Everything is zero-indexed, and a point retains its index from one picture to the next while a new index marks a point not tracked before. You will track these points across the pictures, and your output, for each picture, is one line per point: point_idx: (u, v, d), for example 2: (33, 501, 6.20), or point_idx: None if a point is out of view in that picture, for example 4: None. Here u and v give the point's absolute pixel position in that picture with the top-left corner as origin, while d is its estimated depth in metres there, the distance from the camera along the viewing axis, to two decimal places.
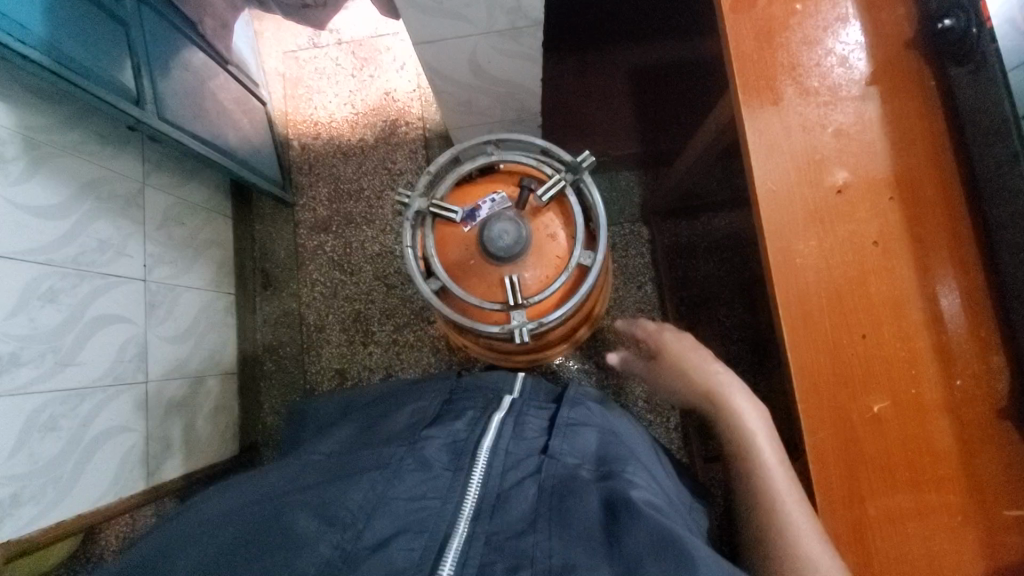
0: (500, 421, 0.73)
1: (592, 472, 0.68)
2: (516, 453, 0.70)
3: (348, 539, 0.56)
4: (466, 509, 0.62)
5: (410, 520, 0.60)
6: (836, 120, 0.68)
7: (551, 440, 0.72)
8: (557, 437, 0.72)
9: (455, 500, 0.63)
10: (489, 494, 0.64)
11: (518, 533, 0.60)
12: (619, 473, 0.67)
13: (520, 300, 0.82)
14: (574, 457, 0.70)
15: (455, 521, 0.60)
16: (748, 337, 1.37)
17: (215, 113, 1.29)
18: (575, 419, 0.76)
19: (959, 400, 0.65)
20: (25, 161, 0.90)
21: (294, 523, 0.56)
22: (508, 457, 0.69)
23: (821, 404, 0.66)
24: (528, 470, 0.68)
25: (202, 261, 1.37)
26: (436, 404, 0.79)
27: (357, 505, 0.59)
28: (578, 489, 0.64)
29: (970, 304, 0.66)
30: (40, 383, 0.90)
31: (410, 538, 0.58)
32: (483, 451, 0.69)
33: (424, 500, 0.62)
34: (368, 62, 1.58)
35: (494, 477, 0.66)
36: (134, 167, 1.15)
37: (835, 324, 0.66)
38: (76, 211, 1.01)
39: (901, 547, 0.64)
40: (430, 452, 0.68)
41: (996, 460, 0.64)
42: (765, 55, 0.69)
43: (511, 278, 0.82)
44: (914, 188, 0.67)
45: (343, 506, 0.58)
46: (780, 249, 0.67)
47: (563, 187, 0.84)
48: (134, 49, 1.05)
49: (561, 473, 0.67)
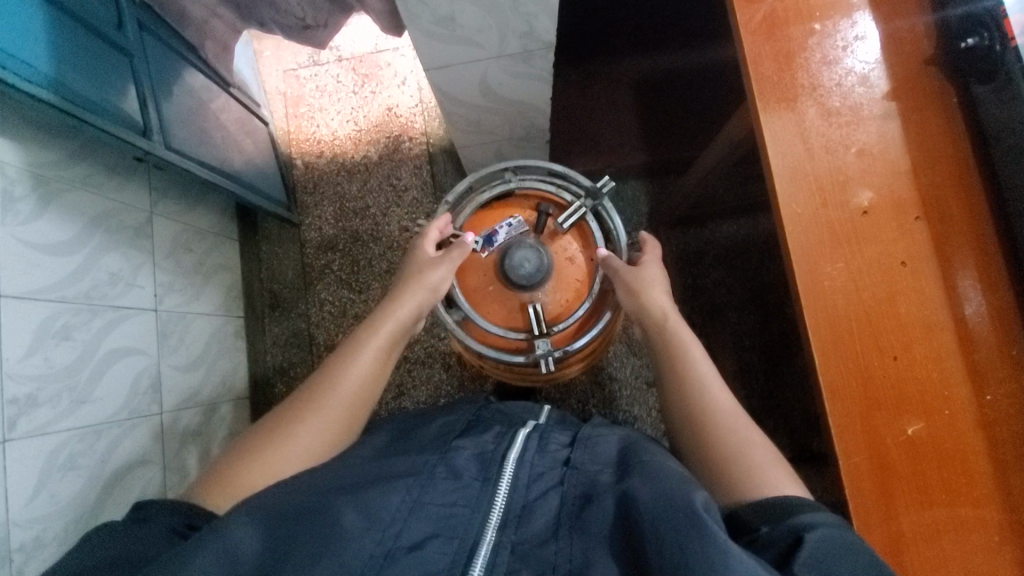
0: (525, 436, 0.71)
1: (613, 475, 0.63)
2: (540, 466, 0.66)
3: (384, 539, 0.56)
4: (494, 518, 0.60)
5: (443, 524, 0.59)
6: (859, 140, 0.68)
7: (574, 451, 0.68)
8: (579, 448, 0.68)
9: (485, 509, 0.61)
10: (515, 504, 0.62)
11: (543, 541, 0.58)
12: (645, 466, 0.61)
13: (544, 330, 0.83)
14: (596, 464, 0.66)
15: (480, 529, 0.59)
16: (759, 343, 1.36)
17: (220, 137, 1.28)
18: (596, 433, 0.72)
19: (993, 419, 0.65)
20: (35, 199, 0.89)
21: (341, 518, 0.55)
22: (533, 469, 0.66)
23: (853, 427, 0.65)
24: (552, 479, 0.65)
25: (211, 286, 1.36)
26: (464, 418, 0.81)
27: (394, 507, 0.59)
28: (595, 496, 0.61)
29: (1000, 323, 0.65)
30: (57, 423, 0.89)
31: (443, 542, 0.58)
32: (509, 463, 0.66)
33: (454, 507, 0.61)
34: (369, 79, 1.57)
35: (520, 490, 0.63)
36: (141, 197, 1.14)
37: (865, 346, 0.66)
38: (86, 246, 1.00)
39: (940, 569, 0.63)
40: (460, 460, 0.67)
41: None
42: (785, 76, 0.68)
43: (534, 307, 0.83)
44: (939, 207, 0.67)
45: (382, 506, 0.58)
46: (808, 271, 0.67)
47: (583, 214, 0.85)
48: (139, 78, 1.04)
49: (582, 483, 0.63)
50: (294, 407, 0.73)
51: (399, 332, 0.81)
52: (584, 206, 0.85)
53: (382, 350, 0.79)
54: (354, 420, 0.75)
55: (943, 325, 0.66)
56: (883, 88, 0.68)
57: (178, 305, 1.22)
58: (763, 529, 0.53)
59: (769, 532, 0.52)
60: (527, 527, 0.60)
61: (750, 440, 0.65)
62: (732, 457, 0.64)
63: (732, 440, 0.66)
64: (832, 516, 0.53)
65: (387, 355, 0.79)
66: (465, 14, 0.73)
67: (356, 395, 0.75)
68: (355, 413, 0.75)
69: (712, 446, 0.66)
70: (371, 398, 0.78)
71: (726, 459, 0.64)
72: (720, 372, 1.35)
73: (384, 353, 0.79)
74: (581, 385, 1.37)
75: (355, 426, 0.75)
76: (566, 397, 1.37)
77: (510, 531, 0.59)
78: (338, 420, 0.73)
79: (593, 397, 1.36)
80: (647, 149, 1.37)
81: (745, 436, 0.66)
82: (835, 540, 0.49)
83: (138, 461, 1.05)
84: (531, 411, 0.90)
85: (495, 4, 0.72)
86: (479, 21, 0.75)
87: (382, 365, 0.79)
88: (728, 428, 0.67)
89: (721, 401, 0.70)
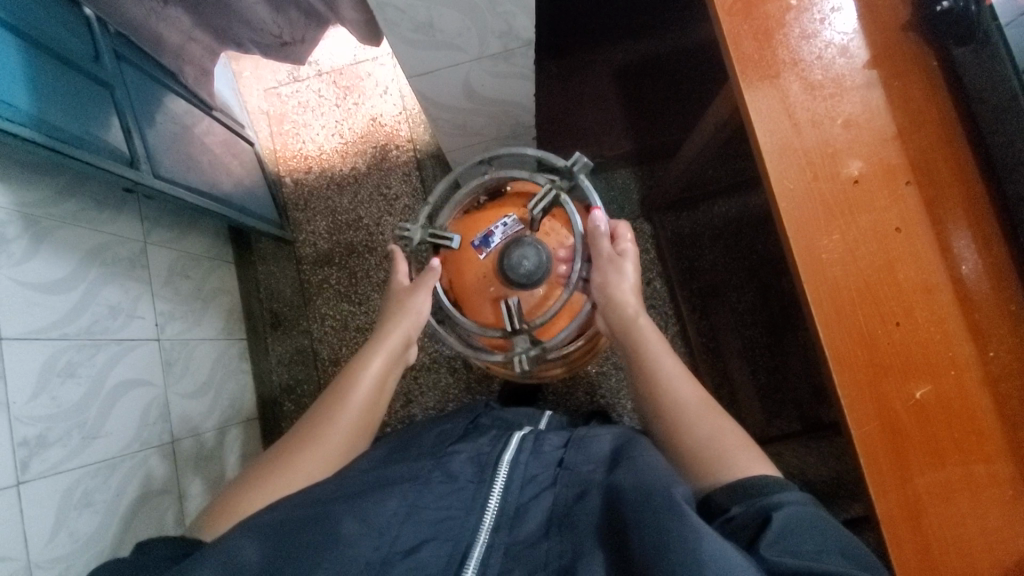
0: (520, 438, 0.72)
1: (606, 471, 0.63)
2: (535, 468, 0.66)
3: (381, 545, 0.57)
4: (486, 521, 0.61)
5: (437, 528, 0.60)
6: (844, 111, 0.68)
7: (566, 453, 0.68)
8: (571, 449, 0.68)
9: (479, 511, 0.62)
10: (508, 507, 0.62)
11: (535, 541, 0.59)
12: (633, 462, 0.61)
13: (519, 326, 0.84)
14: (590, 464, 0.65)
15: (473, 532, 0.60)
16: (762, 320, 1.37)
17: (207, 161, 1.28)
18: (590, 433, 0.72)
19: (998, 375, 0.65)
20: (27, 239, 0.89)
21: (339, 526, 0.56)
22: (527, 470, 0.66)
23: (864, 397, 0.66)
24: (545, 481, 0.65)
25: (211, 310, 1.36)
26: (461, 425, 0.83)
27: (390, 512, 0.59)
28: (585, 492, 0.61)
29: (996, 280, 0.66)
30: (70, 461, 0.89)
31: (437, 546, 0.59)
32: (503, 465, 0.66)
33: (449, 509, 0.62)
34: (351, 90, 1.57)
35: (513, 491, 0.64)
36: (133, 228, 1.14)
37: (867, 315, 0.66)
38: (83, 282, 0.99)
39: (959, 527, 0.64)
40: (455, 465, 0.67)
41: None
42: (766, 54, 0.69)
43: (507, 303, 0.83)
44: (930, 170, 0.67)
45: (379, 514, 0.59)
46: (805, 246, 0.67)
47: (556, 197, 0.85)
48: (121, 109, 1.04)
49: (577, 482, 0.63)
50: (294, 435, 0.74)
51: (390, 355, 0.83)
52: (558, 190, 0.86)
53: (372, 373, 0.80)
54: (354, 441, 0.75)
55: (939, 287, 0.66)
56: (863, 59, 0.69)
57: (179, 333, 1.22)
58: (734, 512, 0.55)
59: (740, 514, 0.55)
60: (518, 529, 0.60)
61: (718, 427, 0.66)
62: (701, 446, 0.65)
63: (702, 431, 0.67)
64: (801, 495, 0.55)
65: (382, 378, 0.81)
66: (443, 19, 0.73)
67: (354, 418, 0.76)
68: (355, 435, 0.76)
69: (683, 436, 0.68)
70: (369, 422, 0.78)
71: (696, 447, 0.65)
72: (726, 352, 1.35)
73: (379, 377, 0.80)
74: (588, 376, 1.38)
75: (354, 450, 0.75)
76: (574, 390, 1.37)
77: (503, 534, 0.60)
78: (338, 442, 0.73)
79: (601, 388, 1.37)
80: (633, 135, 1.35)
81: (715, 425, 0.67)
82: (800, 516, 0.52)
83: (154, 492, 1.05)
84: (531, 416, 0.90)
85: (473, 6, 0.72)
86: (457, 24, 0.75)
87: (378, 390, 0.80)
88: (695, 419, 0.68)
89: (690, 393, 0.72)
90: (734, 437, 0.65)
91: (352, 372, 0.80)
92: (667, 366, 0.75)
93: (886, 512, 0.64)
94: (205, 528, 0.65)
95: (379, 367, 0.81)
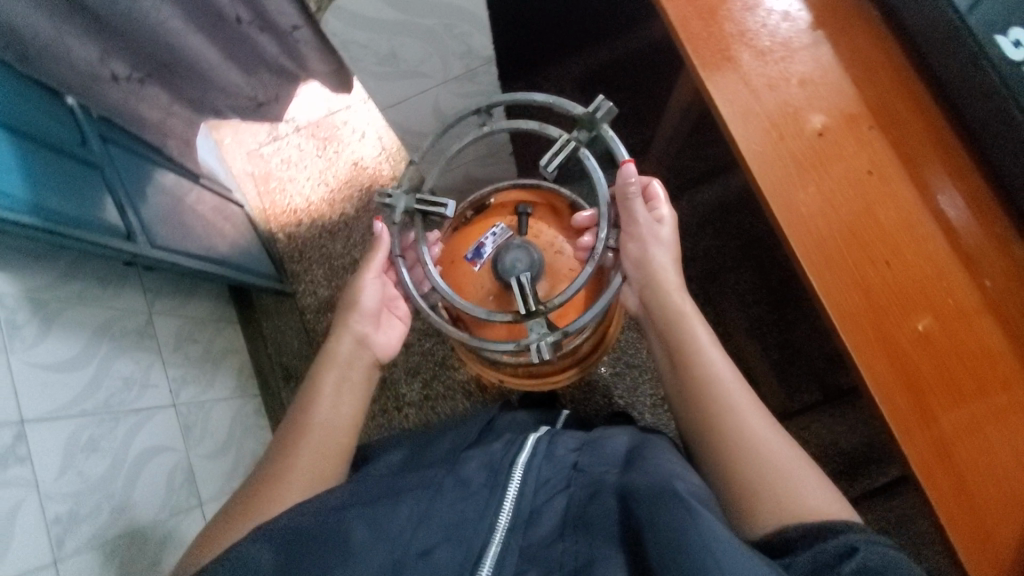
0: (535, 439, 0.70)
1: (619, 472, 0.65)
2: (550, 473, 0.67)
3: (393, 548, 0.58)
4: (501, 522, 0.63)
5: (450, 531, 0.61)
6: (797, 71, 0.71)
7: (580, 455, 0.68)
8: (585, 450, 0.69)
9: (492, 514, 0.63)
10: (522, 512, 0.63)
11: (551, 541, 0.61)
12: (646, 463, 0.63)
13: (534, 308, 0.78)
14: (602, 465, 0.67)
15: (486, 534, 0.62)
16: (764, 297, 1.37)
17: (200, 226, 1.31)
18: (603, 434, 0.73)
19: (997, 299, 0.66)
20: (37, 321, 0.91)
21: (350, 532, 0.57)
22: (540, 476, 0.66)
23: (869, 338, 0.67)
24: (558, 484, 0.65)
25: (222, 371, 1.37)
26: (476, 428, 0.80)
27: (403, 518, 0.60)
28: (597, 493, 0.63)
29: (977, 206, 0.68)
30: (100, 536, 0.89)
31: (452, 548, 0.60)
32: (517, 468, 0.66)
33: (461, 514, 0.62)
34: (330, 140, 1.62)
35: (526, 495, 0.64)
36: (137, 300, 1.16)
37: (858, 260, 0.68)
38: (95, 357, 1.01)
39: (987, 455, 0.63)
40: (469, 468, 0.66)
41: None
42: (713, 30, 0.72)
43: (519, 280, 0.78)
44: (888, 111, 0.70)
45: (391, 520, 0.59)
46: (783, 201, 0.69)
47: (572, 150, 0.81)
48: (113, 187, 1.08)
49: (588, 481, 0.65)
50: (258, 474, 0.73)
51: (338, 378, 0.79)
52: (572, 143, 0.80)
53: (327, 398, 0.78)
54: (317, 469, 0.72)
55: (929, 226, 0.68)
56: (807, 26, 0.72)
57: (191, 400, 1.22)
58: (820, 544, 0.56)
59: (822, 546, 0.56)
60: (534, 530, 0.62)
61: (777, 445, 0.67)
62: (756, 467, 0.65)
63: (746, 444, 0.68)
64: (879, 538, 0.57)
65: (336, 401, 0.77)
66: (404, 48, 0.77)
67: (309, 445, 0.73)
68: (316, 462, 0.72)
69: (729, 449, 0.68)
70: (333, 445, 0.74)
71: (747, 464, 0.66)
72: (733, 335, 1.36)
73: (333, 402, 0.77)
74: (602, 380, 1.38)
75: (321, 476, 0.71)
76: (591, 395, 1.37)
77: (518, 535, 0.62)
78: (297, 472, 0.70)
79: (617, 389, 1.37)
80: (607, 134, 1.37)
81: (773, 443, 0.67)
82: (885, 552, 0.54)
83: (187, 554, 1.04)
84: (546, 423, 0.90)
85: (430, 32, 0.76)
86: (419, 51, 0.79)
87: (335, 415, 0.76)
88: (744, 429, 0.69)
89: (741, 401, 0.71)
90: (807, 474, 0.65)
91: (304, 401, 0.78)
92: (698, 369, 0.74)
93: (915, 453, 0.64)
94: (191, 567, 0.65)
95: (332, 392, 0.78)
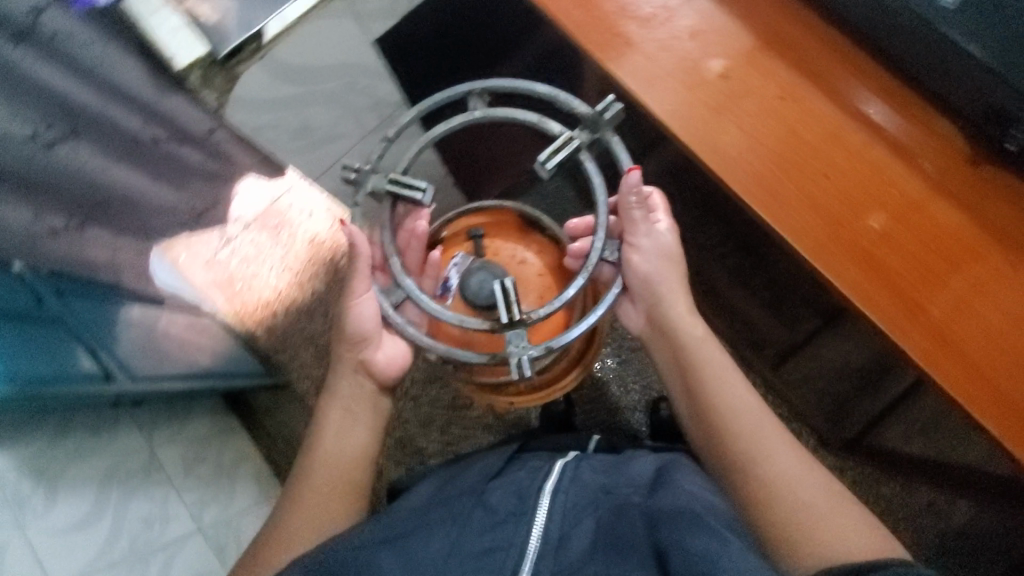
0: (561, 465, 0.71)
1: (645, 492, 0.66)
2: (583, 493, 0.66)
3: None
4: (535, 541, 0.61)
5: (483, 559, 0.60)
6: (685, 25, 0.74)
7: (607, 478, 0.70)
8: (611, 474, 0.71)
9: (524, 534, 0.62)
10: (551, 535, 0.61)
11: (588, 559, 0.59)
12: (670, 485, 0.65)
13: (518, 314, 0.74)
14: (628, 486, 0.68)
15: (518, 558, 0.60)
16: (735, 244, 1.30)
17: (177, 347, 1.27)
18: (631, 461, 0.75)
19: (938, 177, 0.68)
20: (43, 490, 0.93)
21: (376, 563, 0.57)
22: (574, 501, 0.65)
23: (834, 251, 0.68)
24: (588, 502, 0.65)
25: (240, 482, 1.35)
26: (501, 458, 0.79)
27: (435, 553, 0.59)
28: (624, 512, 0.63)
29: (888, 99, 0.71)
30: None
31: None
32: (545, 493, 0.66)
33: (494, 540, 0.61)
34: (282, 227, 1.55)
35: (558, 513, 0.63)
36: (134, 438, 1.14)
37: (795, 179, 0.69)
38: (108, 506, 1.01)
39: (981, 326, 0.64)
40: (494, 498, 0.66)
41: (1000, 203, 0.67)
42: (591, 16, 0.75)
43: (505, 283, 0.75)
44: (774, 34, 0.73)
45: (424, 554, 0.59)
46: (707, 148, 0.71)
47: (575, 145, 0.75)
48: (78, 332, 1.01)
49: (613, 498, 0.66)
50: (272, 512, 0.74)
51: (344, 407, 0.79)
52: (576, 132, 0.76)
53: (341, 433, 0.77)
54: (321, 515, 0.71)
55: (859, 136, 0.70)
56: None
57: (221, 519, 1.18)
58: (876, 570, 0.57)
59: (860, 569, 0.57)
60: (566, 555, 0.60)
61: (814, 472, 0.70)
62: (800, 501, 0.67)
63: (780, 470, 0.70)
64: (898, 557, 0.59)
65: (345, 438, 0.77)
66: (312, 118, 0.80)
67: (319, 486, 0.73)
68: (321, 508, 0.71)
69: (768, 475, 0.70)
70: (338, 493, 0.73)
71: (785, 490, 0.68)
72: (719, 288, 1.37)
73: (340, 437, 0.77)
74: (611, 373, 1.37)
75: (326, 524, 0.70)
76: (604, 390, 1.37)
77: (550, 561, 0.60)
78: (306, 519, 0.70)
79: (629, 376, 1.37)
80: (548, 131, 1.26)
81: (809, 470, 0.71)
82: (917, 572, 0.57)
83: None
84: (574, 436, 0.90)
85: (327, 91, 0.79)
86: None
87: (343, 454, 0.76)
88: (782, 459, 0.71)
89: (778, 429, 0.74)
90: (832, 504, 0.67)
91: (319, 430, 0.79)
92: (730, 399, 0.76)
93: (914, 350, 0.64)
94: None
95: (342, 426, 0.78)
